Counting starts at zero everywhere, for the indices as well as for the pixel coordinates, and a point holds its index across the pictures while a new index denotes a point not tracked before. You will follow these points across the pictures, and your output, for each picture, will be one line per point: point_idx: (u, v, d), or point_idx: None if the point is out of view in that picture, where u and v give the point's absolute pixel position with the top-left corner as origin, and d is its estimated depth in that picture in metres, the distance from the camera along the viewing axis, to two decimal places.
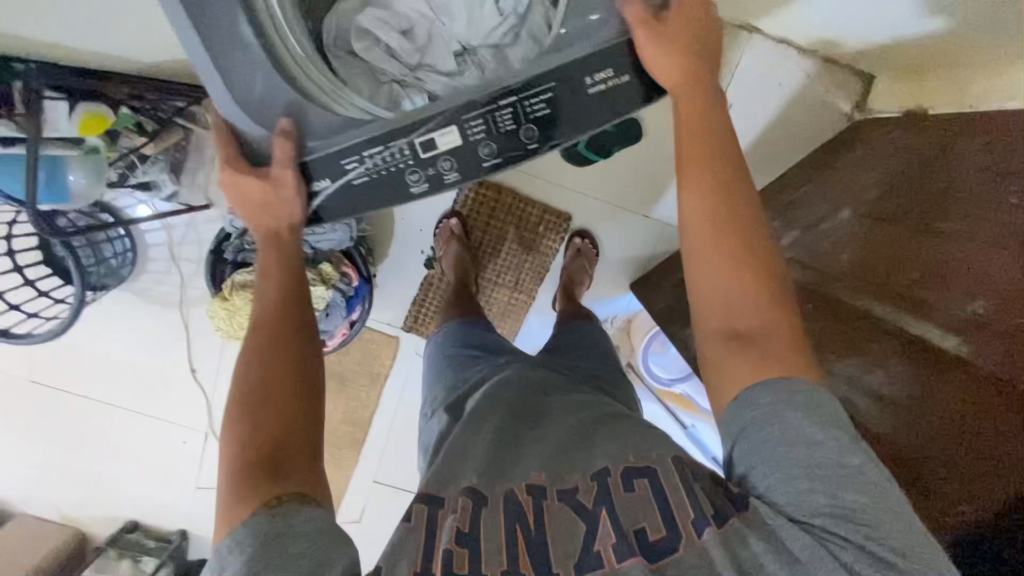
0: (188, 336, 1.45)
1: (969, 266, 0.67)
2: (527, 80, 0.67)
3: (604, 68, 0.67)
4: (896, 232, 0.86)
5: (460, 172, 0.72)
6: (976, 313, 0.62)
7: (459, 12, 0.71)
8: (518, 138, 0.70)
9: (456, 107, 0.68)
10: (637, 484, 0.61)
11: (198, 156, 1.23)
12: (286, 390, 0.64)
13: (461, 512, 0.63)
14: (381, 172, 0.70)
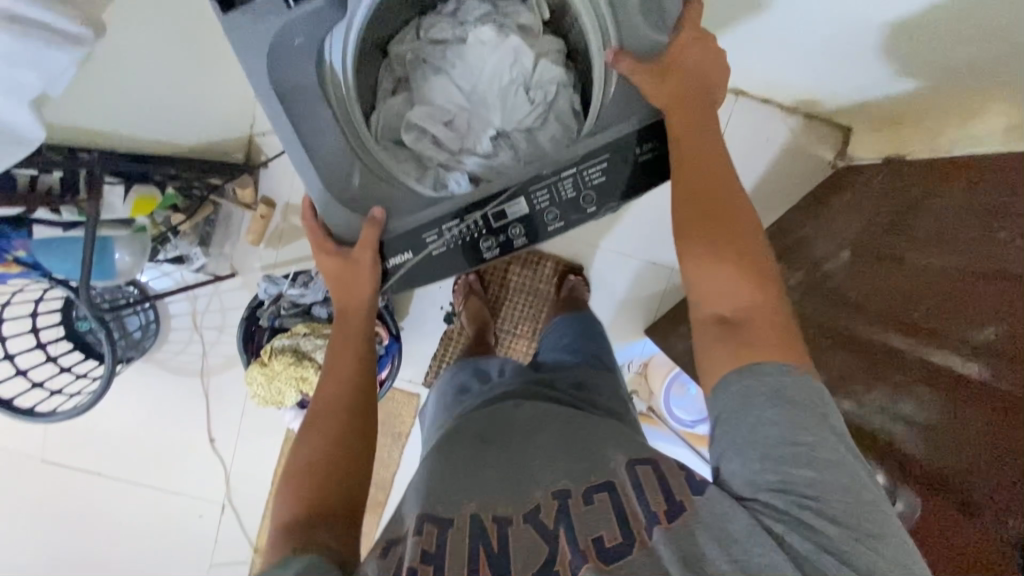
0: (206, 405, 1.44)
1: (974, 298, 0.74)
2: (583, 154, 0.75)
3: (646, 141, 0.75)
4: (897, 269, 0.93)
5: (529, 235, 0.79)
6: (987, 340, 0.68)
7: (495, 103, 0.78)
8: (578, 203, 0.77)
9: (523, 181, 0.76)
10: (597, 496, 0.60)
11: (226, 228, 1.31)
12: (339, 459, 0.66)
13: (424, 535, 0.59)
14: (460, 242, 0.77)
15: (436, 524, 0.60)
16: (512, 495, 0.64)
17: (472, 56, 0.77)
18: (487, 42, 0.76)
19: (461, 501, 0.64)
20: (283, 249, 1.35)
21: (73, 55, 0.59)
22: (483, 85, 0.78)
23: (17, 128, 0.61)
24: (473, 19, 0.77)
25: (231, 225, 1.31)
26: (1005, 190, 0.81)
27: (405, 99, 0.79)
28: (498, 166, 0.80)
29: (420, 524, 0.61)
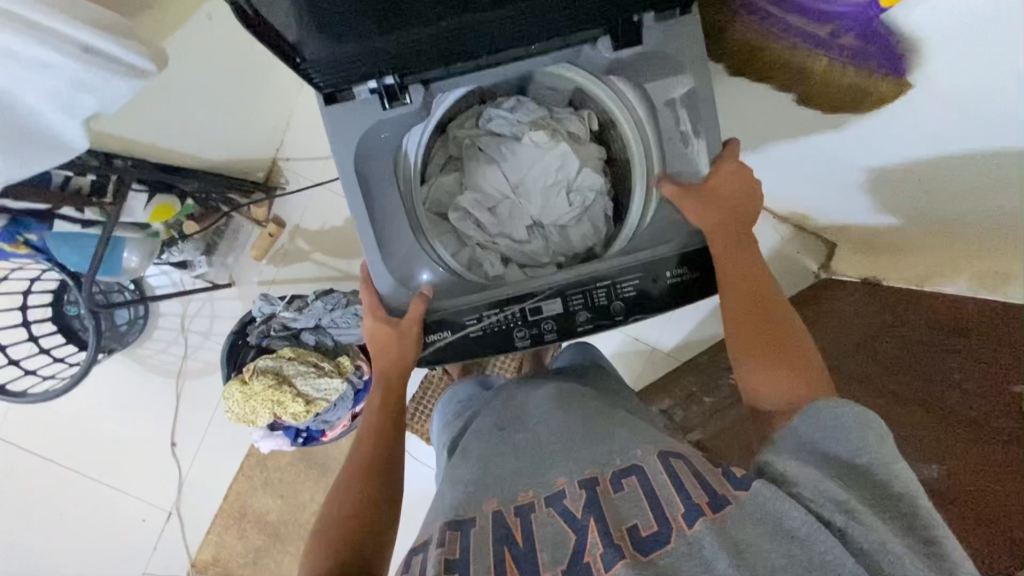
0: (176, 408, 1.43)
1: (927, 436, 0.79)
2: (620, 266, 0.71)
3: (678, 265, 0.71)
4: (861, 391, 0.98)
5: (559, 333, 0.71)
6: (931, 478, 0.74)
7: (537, 196, 0.78)
8: (608, 311, 0.71)
9: (563, 282, 0.70)
10: (625, 481, 0.57)
11: (232, 240, 1.37)
12: (363, 531, 0.61)
13: (448, 544, 0.57)
14: (493, 330, 0.71)
15: (458, 529, 0.58)
16: (534, 478, 0.62)
17: (524, 155, 0.77)
18: (541, 144, 0.76)
19: (478, 502, 0.62)
20: (285, 268, 1.39)
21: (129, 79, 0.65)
22: (530, 177, 0.77)
23: (63, 134, 0.64)
24: (529, 120, 0.77)
25: (238, 236, 1.37)
26: (980, 335, 0.86)
27: (456, 178, 0.79)
28: (530, 253, 0.80)
29: (444, 533, 0.58)
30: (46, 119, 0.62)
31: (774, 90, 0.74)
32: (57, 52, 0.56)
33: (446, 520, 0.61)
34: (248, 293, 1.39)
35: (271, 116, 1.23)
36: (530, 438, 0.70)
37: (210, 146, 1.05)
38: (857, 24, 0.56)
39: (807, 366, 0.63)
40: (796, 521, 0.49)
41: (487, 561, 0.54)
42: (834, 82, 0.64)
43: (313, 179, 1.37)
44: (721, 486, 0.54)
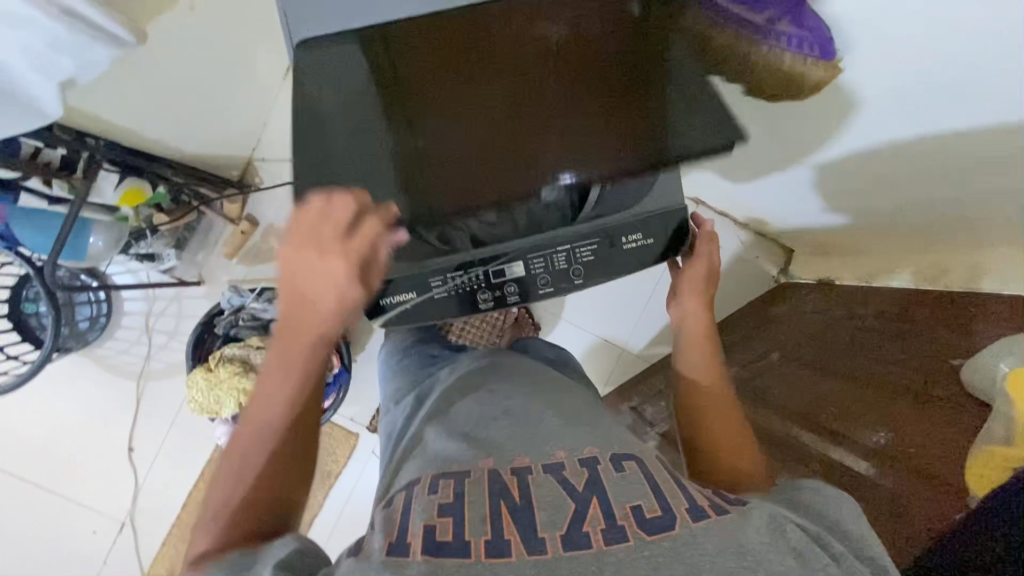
0: (135, 411, 1.39)
1: (876, 405, 0.82)
2: (578, 232, 0.76)
3: (630, 234, 0.75)
4: (817, 374, 1.01)
5: (522, 293, 0.78)
6: (879, 442, 0.76)
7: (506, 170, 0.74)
8: (565, 273, 0.78)
9: (526, 247, 0.76)
10: (627, 463, 0.60)
11: (203, 238, 1.36)
12: (280, 471, 0.64)
13: (442, 491, 0.59)
14: (461, 291, 0.77)
15: (448, 479, 0.61)
16: (533, 452, 0.64)
17: None
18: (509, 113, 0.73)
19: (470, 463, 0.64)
20: (256, 267, 1.39)
21: (107, 47, 0.67)
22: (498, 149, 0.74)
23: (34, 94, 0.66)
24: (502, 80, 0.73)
25: (210, 233, 1.36)
26: (916, 316, 0.95)
27: None
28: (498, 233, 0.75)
29: (434, 482, 0.62)
30: (22, 79, 0.64)
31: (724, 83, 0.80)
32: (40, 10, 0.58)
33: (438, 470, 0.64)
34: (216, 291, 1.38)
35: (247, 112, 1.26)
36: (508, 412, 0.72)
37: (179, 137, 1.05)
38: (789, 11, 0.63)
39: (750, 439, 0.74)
40: (794, 537, 0.51)
41: (481, 512, 0.55)
42: (774, 73, 0.69)
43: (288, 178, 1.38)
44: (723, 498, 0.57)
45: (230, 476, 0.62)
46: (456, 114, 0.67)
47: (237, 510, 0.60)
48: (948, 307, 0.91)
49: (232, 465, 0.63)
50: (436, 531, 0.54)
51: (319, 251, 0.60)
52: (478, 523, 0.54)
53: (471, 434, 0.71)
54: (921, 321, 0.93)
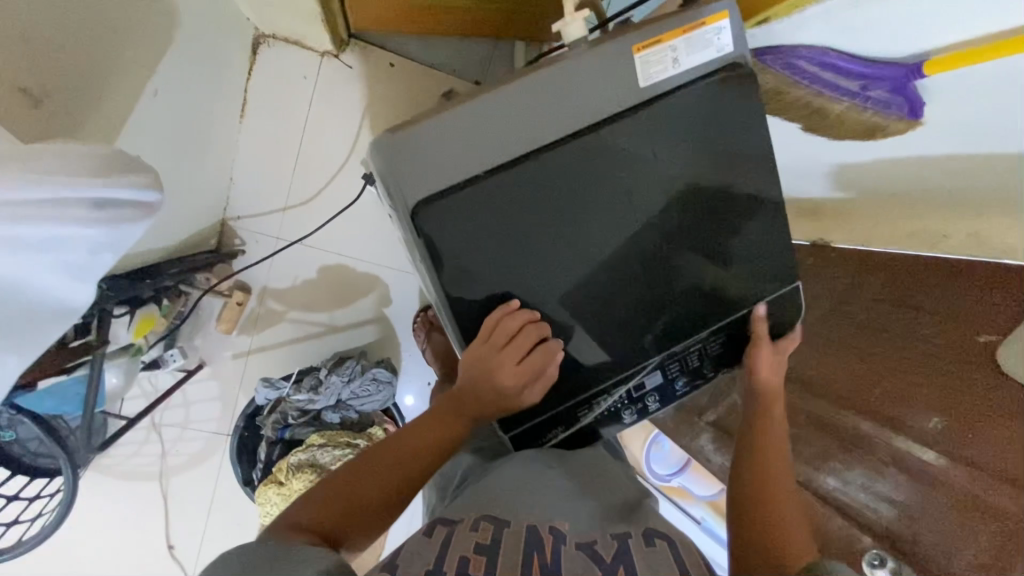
0: (165, 512, 1.27)
1: (922, 386, 0.87)
2: (711, 329, 0.67)
3: (757, 317, 0.68)
4: (843, 348, 1.04)
5: (662, 402, 0.68)
6: (940, 429, 0.83)
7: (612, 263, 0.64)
8: (701, 371, 0.68)
9: (662, 356, 0.66)
10: (658, 542, 0.53)
11: (192, 320, 1.22)
12: (381, 507, 0.52)
13: (481, 531, 0.51)
14: (599, 417, 0.65)
15: (492, 521, 0.52)
16: (577, 520, 0.56)
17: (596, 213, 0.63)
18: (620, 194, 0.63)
19: (512, 513, 0.55)
20: (260, 335, 1.27)
21: (142, 221, 0.54)
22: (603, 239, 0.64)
23: (66, 297, 0.52)
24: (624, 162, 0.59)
25: (200, 312, 1.22)
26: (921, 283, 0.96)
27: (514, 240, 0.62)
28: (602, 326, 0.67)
29: (476, 523, 0.52)
30: (58, 294, 0.50)
31: (785, 120, 0.79)
32: (76, 223, 0.46)
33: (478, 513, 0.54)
34: (224, 370, 1.26)
35: (214, 173, 1.09)
36: (532, 466, 0.61)
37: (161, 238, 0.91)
38: (892, 82, 0.62)
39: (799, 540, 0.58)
40: None
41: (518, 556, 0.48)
42: (854, 122, 0.70)
43: (286, 237, 1.25)
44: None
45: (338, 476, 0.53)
46: (592, 250, 0.61)
47: (328, 501, 0.51)
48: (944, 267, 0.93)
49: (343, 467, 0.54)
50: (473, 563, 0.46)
51: (504, 362, 0.56)
52: (510, 568, 0.46)
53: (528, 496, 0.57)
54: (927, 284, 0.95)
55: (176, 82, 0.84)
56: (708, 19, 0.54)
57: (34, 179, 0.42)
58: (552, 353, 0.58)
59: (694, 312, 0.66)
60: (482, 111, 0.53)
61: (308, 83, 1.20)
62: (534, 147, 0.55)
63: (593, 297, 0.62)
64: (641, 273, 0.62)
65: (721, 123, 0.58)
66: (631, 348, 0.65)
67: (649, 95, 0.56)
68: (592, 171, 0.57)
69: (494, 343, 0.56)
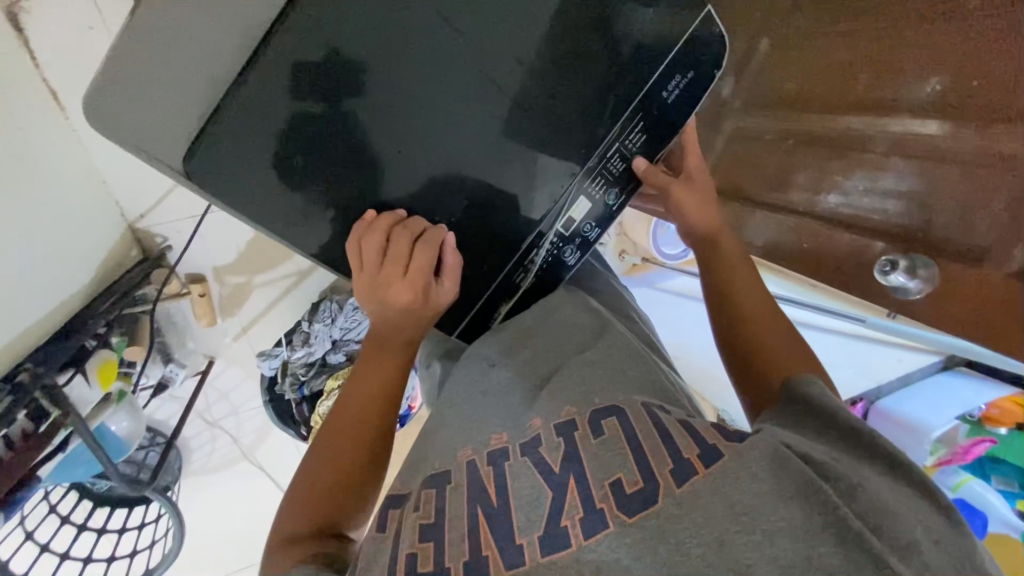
0: (269, 477, 1.41)
1: (920, 40, 0.72)
2: (622, 118, 0.61)
3: (671, 75, 0.60)
4: (817, 47, 0.87)
5: (601, 224, 0.64)
6: (939, 90, 0.71)
7: (449, 87, 0.53)
8: (630, 173, 0.63)
9: (578, 178, 0.61)
10: (607, 423, 0.50)
11: (173, 329, 1.21)
12: (356, 473, 0.56)
13: (422, 507, 0.50)
14: (542, 273, 0.63)
15: (433, 485, 0.52)
16: (510, 419, 0.54)
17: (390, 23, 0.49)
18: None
19: (454, 454, 0.54)
20: (243, 311, 1.25)
21: None
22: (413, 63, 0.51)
23: None
24: None
25: (175, 320, 1.20)
26: None
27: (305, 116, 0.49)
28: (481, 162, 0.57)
29: (421, 493, 0.52)
30: None
31: None
32: None
33: (422, 479, 0.54)
34: (235, 354, 1.28)
35: (85, 189, 0.96)
36: (476, 372, 0.60)
37: (55, 296, 0.85)
38: None
39: (778, 333, 0.63)
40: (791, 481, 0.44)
41: (462, 524, 0.47)
42: None
43: (195, 213, 1.12)
44: (719, 438, 0.49)
45: (308, 467, 0.56)
46: (438, 89, 0.53)
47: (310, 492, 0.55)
48: None
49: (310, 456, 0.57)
50: (418, 558, 0.46)
51: (392, 282, 0.55)
52: (457, 543, 0.46)
53: (503, 405, 0.56)
54: None
55: None
56: None
57: None
58: (437, 242, 0.55)
59: (590, 105, 0.59)
60: None
61: None
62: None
63: (471, 138, 0.56)
64: (522, 80, 0.55)
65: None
66: (540, 172, 0.59)
67: None
68: None
69: (373, 265, 0.54)
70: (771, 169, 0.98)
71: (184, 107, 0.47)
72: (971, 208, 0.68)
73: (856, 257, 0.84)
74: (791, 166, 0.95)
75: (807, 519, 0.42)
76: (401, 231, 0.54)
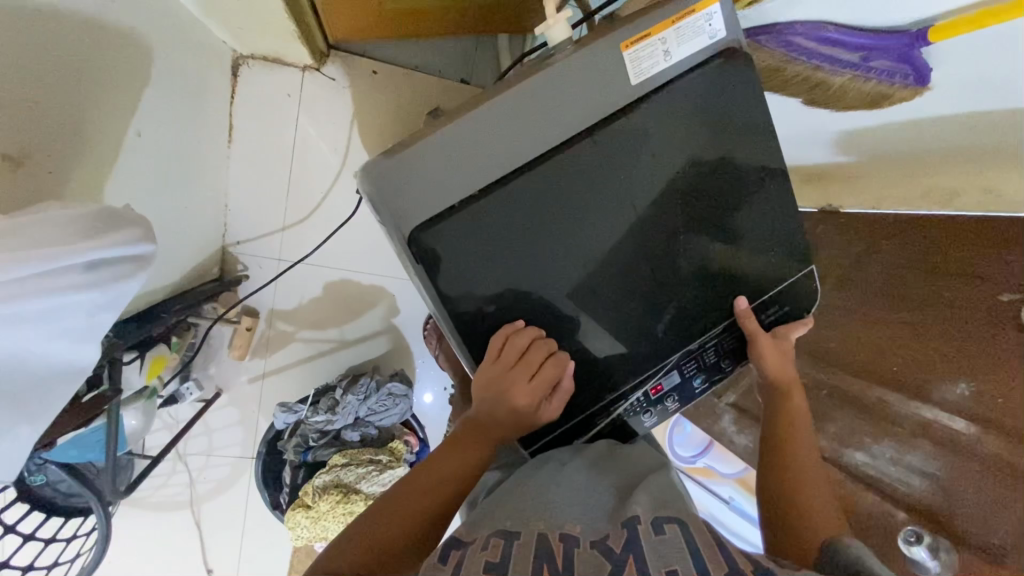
0: (199, 537, 1.29)
1: (950, 353, 0.87)
2: (726, 317, 0.63)
3: (771, 305, 0.64)
4: (871, 328, 1.02)
5: (682, 402, 0.64)
6: (964, 395, 0.83)
7: (596, 253, 0.58)
8: (720, 367, 0.64)
9: (679, 354, 0.62)
10: (668, 526, 0.53)
11: (206, 350, 1.22)
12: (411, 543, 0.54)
13: (491, 548, 0.51)
14: (617, 424, 0.63)
15: (503, 535, 0.53)
16: (586, 518, 0.56)
17: (580, 196, 0.56)
18: (611, 180, 0.56)
19: (523, 523, 0.55)
20: (272, 358, 1.27)
21: (136, 277, 0.53)
22: (584, 230, 0.57)
23: (79, 359, 0.52)
24: (607, 143, 0.54)
25: (211, 341, 1.22)
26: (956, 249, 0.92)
27: (485, 239, 0.54)
28: (594, 314, 0.59)
29: (487, 541, 0.53)
30: (68, 354, 0.50)
31: (783, 96, 0.76)
32: (68, 289, 0.45)
33: (491, 531, 0.55)
34: (242, 396, 1.27)
35: (209, 205, 1.09)
36: (549, 470, 0.62)
37: (166, 270, 0.93)
38: (895, 53, 0.58)
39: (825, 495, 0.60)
40: None
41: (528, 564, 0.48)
42: (858, 90, 0.67)
43: (285, 258, 1.23)
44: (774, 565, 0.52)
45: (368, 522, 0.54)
46: (605, 260, 0.58)
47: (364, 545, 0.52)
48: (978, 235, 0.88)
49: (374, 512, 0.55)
50: None
51: (517, 384, 0.54)
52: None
53: (565, 500, 0.58)
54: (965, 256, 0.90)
55: (162, 114, 0.84)
56: (697, 6, 0.52)
57: (40, 252, 0.42)
58: (563, 365, 0.56)
59: (702, 305, 0.62)
60: (480, 116, 0.50)
61: (292, 100, 1.18)
62: (544, 150, 0.53)
63: (615, 306, 0.60)
64: (651, 269, 0.60)
65: (728, 115, 0.57)
66: (642, 342, 0.61)
67: (642, 92, 0.54)
68: (602, 171, 0.55)
69: (501, 365, 0.54)
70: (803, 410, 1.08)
71: (401, 211, 0.51)
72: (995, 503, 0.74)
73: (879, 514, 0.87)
74: (821, 412, 1.05)
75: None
76: (540, 345, 0.56)
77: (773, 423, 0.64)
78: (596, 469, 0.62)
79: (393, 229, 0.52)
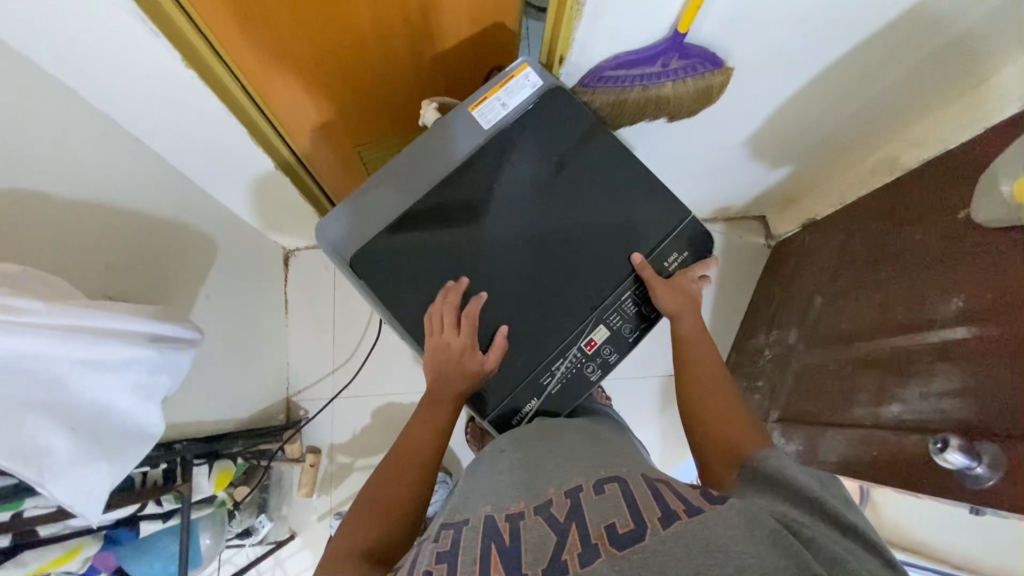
0: None
1: (934, 277, 0.87)
2: (631, 271, 0.76)
3: (672, 252, 0.77)
4: (869, 293, 1.02)
5: (620, 351, 0.76)
6: (960, 306, 0.80)
7: (500, 245, 0.76)
8: (643, 316, 0.77)
9: (599, 310, 0.76)
10: (609, 486, 0.50)
11: (279, 492, 1.36)
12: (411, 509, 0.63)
13: (440, 540, 0.49)
14: (567, 379, 0.74)
15: (450, 525, 0.51)
16: (525, 494, 0.53)
17: (483, 209, 0.76)
18: (502, 190, 0.76)
19: (471, 511, 0.53)
20: (337, 491, 1.38)
21: (185, 350, 0.75)
22: (487, 232, 0.76)
23: (145, 421, 0.71)
24: (487, 164, 0.76)
25: (284, 484, 1.37)
26: (913, 197, 0.99)
27: (412, 248, 0.75)
28: (512, 291, 0.75)
29: (437, 533, 0.51)
30: (135, 416, 0.69)
31: (651, 121, 0.96)
32: (131, 344, 0.66)
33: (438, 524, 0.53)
34: (313, 535, 1.36)
35: (271, 362, 1.37)
36: (488, 460, 0.63)
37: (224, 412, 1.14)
38: (675, 51, 0.79)
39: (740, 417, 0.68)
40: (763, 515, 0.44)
41: (476, 551, 0.46)
42: (687, 93, 0.87)
43: (333, 397, 1.44)
44: (702, 501, 0.47)
45: (364, 511, 0.61)
46: (514, 248, 0.76)
47: (369, 528, 0.60)
48: (934, 173, 0.95)
49: (368, 500, 0.63)
50: None
51: (453, 337, 0.70)
52: (469, 566, 0.45)
53: (503, 481, 0.56)
54: (921, 196, 0.97)
55: (219, 288, 1.15)
56: (517, 70, 0.76)
57: (122, 315, 0.66)
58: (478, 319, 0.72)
59: (605, 267, 0.76)
60: (393, 171, 0.75)
61: (330, 271, 1.49)
62: (441, 181, 0.75)
63: (531, 283, 0.76)
64: (552, 249, 0.76)
65: (579, 128, 0.77)
66: (564, 307, 0.75)
67: (497, 130, 0.76)
68: (485, 187, 0.76)
69: (435, 335, 0.71)
70: (837, 395, 1.02)
71: (348, 243, 0.74)
72: (1016, 394, 0.67)
73: (925, 463, 0.77)
74: (853, 386, 0.98)
75: (774, 563, 0.39)
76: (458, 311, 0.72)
77: (685, 368, 0.74)
78: (535, 445, 0.62)
79: (344, 254, 0.75)
